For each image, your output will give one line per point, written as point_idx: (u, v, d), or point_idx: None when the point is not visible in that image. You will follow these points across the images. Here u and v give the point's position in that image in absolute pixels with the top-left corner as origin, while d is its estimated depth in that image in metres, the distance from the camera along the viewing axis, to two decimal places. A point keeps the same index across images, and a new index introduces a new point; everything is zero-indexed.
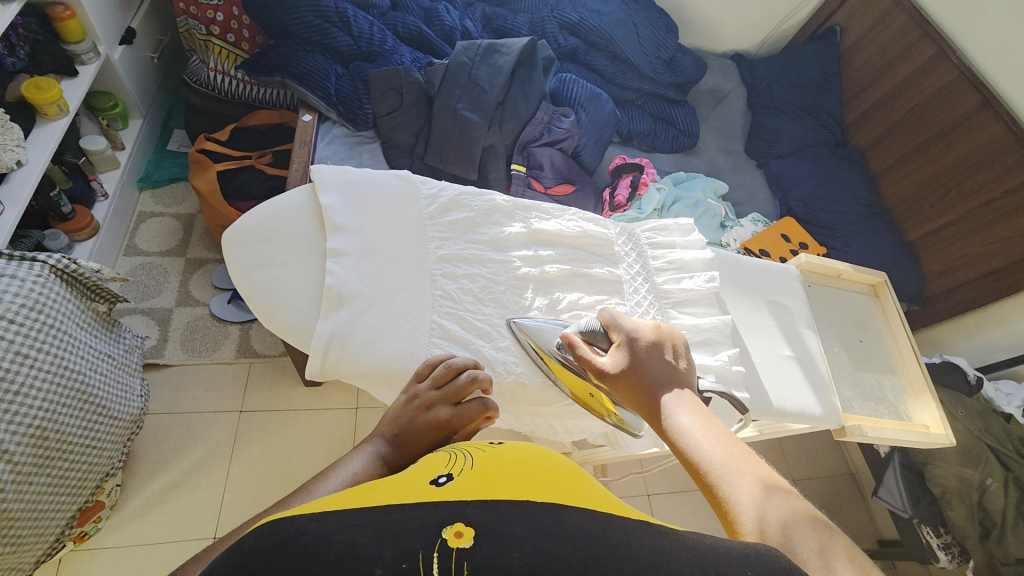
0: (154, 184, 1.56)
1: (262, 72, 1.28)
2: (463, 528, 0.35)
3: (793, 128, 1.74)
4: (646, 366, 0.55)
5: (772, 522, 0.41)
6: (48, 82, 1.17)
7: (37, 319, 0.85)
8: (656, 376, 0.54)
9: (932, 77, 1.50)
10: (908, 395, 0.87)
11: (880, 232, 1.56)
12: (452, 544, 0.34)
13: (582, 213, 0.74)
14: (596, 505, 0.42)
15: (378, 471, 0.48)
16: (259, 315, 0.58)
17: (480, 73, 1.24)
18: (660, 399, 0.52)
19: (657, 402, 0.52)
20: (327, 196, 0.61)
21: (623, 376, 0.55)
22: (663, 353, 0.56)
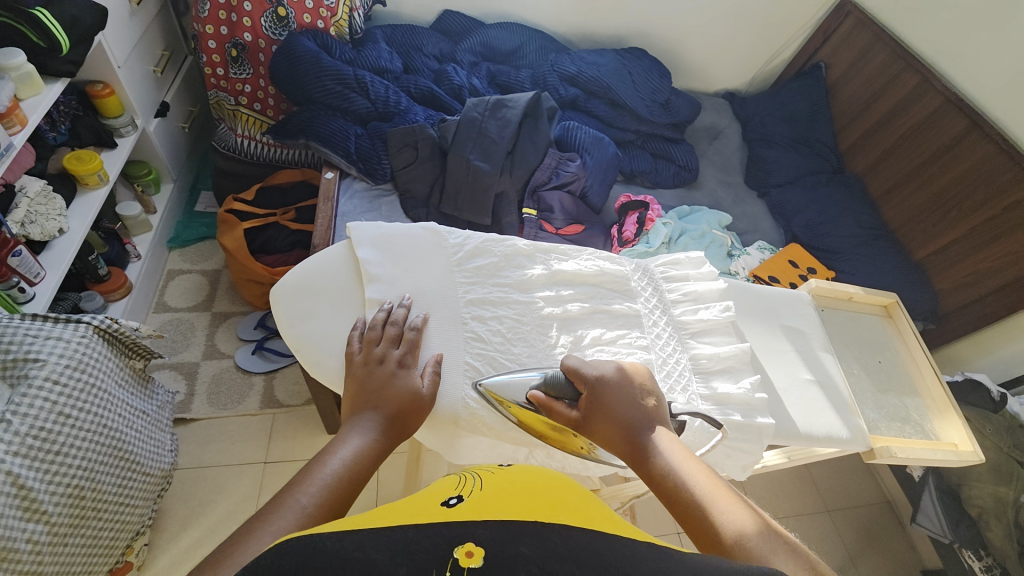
0: (183, 244, 1.65)
1: (288, 135, 1.38)
2: (472, 549, 0.37)
3: (789, 158, 1.82)
4: (617, 403, 0.57)
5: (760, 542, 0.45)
6: (88, 155, 1.25)
7: (80, 378, 0.88)
8: (633, 417, 0.57)
9: (920, 103, 1.57)
10: (933, 415, 0.86)
11: (886, 253, 1.58)
12: (462, 564, 0.37)
13: (598, 252, 0.78)
14: (603, 526, 0.45)
15: (371, 444, 0.51)
16: (305, 365, 0.61)
17: (489, 126, 1.32)
18: (641, 438, 0.55)
19: (639, 442, 0.55)
20: (363, 249, 0.65)
21: (594, 424, 0.57)
22: (633, 390, 0.59)
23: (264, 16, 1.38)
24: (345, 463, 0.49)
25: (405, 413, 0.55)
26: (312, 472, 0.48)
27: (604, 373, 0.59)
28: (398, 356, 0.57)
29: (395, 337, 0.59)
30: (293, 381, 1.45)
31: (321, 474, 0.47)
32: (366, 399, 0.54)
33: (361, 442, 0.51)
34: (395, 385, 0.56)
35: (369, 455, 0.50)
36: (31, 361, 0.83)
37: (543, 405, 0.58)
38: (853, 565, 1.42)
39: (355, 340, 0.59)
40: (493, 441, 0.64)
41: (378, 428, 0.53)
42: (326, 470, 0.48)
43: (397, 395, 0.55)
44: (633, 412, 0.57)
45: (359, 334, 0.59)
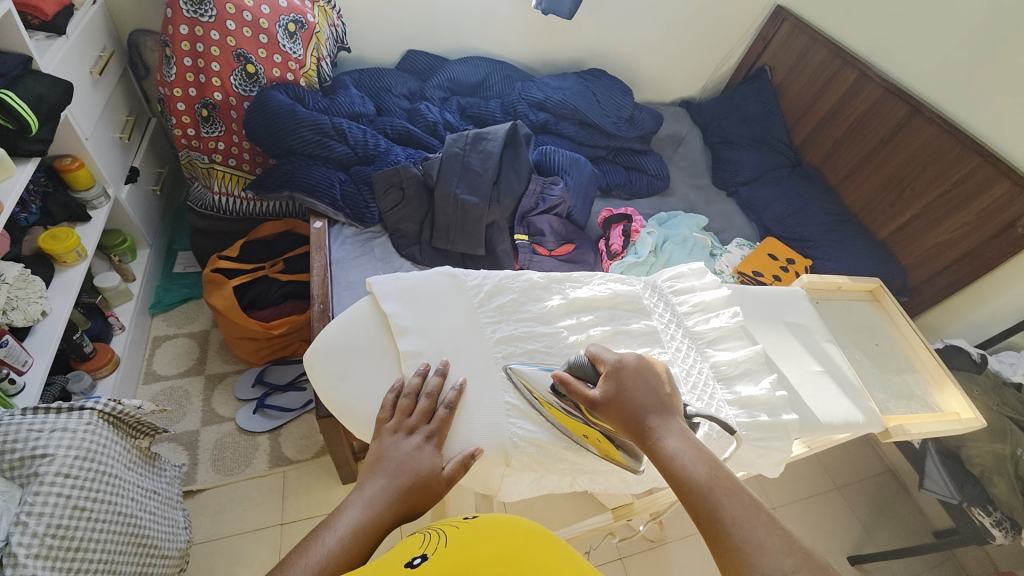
0: (166, 308, 1.60)
1: (270, 189, 1.37)
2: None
3: (751, 157, 1.93)
4: (641, 407, 0.59)
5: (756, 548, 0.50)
6: (65, 232, 1.21)
7: (90, 468, 0.84)
8: (643, 403, 0.59)
9: (861, 96, 1.71)
10: (931, 387, 0.92)
11: (853, 236, 1.68)
12: None
13: (608, 275, 0.81)
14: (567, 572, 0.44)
15: (369, 520, 0.53)
16: (350, 428, 0.61)
17: (472, 159, 1.35)
18: (648, 424, 0.58)
19: (646, 428, 0.57)
20: (389, 303, 0.66)
21: (614, 400, 0.59)
22: (649, 385, 0.61)
23: (233, 75, 1.38)
24: (341, 542, 0.51)
25: (419, 489, 0.55)
26: (307, 548, 0.50)
27: (625, 359, 0.62)
28: (426, 432, 0.58)
29: (427, 411, 0.59)
30: (300, 436, 1.41)
31: (314, 555, 0.49)
32: (387, 467, 0.55)
33: (360, 516, 0.52)
34: (416, 461, 0.56)
35: (367, 532, 0.52)
36: (39, 457, 0.79)
37: (566, 382, 0.60)
38: (870, 537, 1.47)
39: (388, 406, 0.59)
40: (539, 475, 0.64)
41: (384, 503, 0.54)
42: (317, 552, 0.49)
43: (417, 469, 0.55)
44: (653, 419, 0.58)
45: (393, 399, 0.59)
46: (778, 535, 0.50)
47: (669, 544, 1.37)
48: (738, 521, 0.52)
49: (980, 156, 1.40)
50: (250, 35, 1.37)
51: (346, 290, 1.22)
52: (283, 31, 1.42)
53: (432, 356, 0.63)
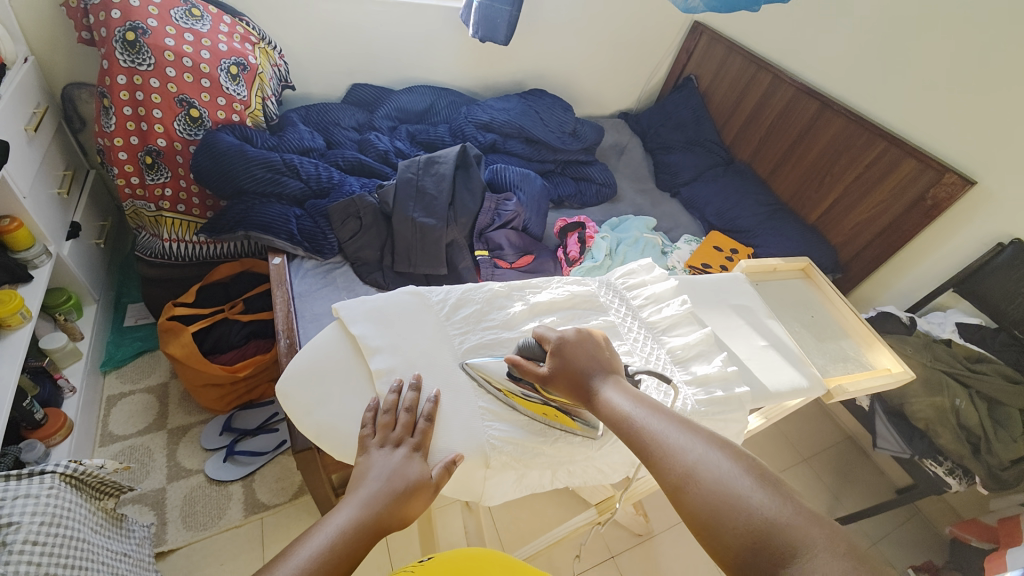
0: (119, 364, 1.53)
1: (224, 230, 1.35)
2: None
3: (689, 159, 2.07)
4: (581, 368, 0.65)
5: (678, 454, 0.54)
6: (8, 294, 1.14)
7: (57, 533, 0.79)
8: (579, 359, 0.65)
9: (777, 96, 1.88)
10: (863, 348, 1.02)
11: (786, 222, 1.83)
12: None
13: (564, 278, 0.86)
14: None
15: (364, 521, 0.54)
16: (330, 452, 0.61)
17: (426, 182, 1.39)
18: (583, 377, 0.64)
19: (579, 380, 0.64)
20: (358, 325, 0.68)
21: (558, 370, 0.64)
22: (586, 345, 0.67)
23: (177, 120, 1.37)
24: (340, 535, 0.52)
25: (413, 494, 0.56)
26: (302, 542, 0.51)
27: (566, 335, 0.67)
28: (412, 444, 0.60)
29: (408, 424, 0.61)
30: (275, 479, 1.37)
31: (310, 547, 0.50)
32: (377, 474, 0.57)
33: (359, 514, 0.54)
34: (404, 471, 0.57)
35: (363, 528, 0.54)
36: (6, 526, 0.74)
37: (518, 364, 0.65)
38: (839, 501, 1.57)
39: (367, 424, 0.61)
40: (520, 474, 0.66)
41: (377, 501, 0.55)
42: (312, 545, 0.51)
43: (406, 477, 0.57)
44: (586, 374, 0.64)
45: (372, 417, 0.61)
46: (693, 432, 0.56)
47: (656, 537, 1.41)
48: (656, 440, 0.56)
49: (884, 140, 1.57)
50: (192, 80, 1.37)
51: (311, 322, 1.23)
52: (225, 74, 1.43)
53: (405, 371, 0.65)
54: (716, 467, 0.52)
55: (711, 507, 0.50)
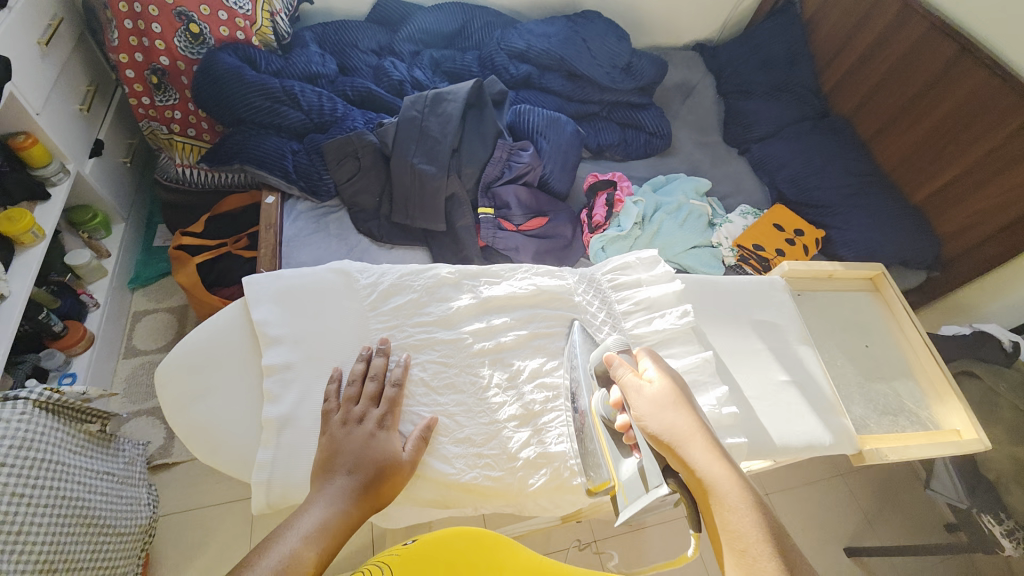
0: (145, 283, 1.57)
1: (222, 161, 1.29)
2: None
3: (769, 108, 1.67)
4: (673, 421, 0.52)
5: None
6: (20, 212, 1.16)
7: (27, 456, 0.81)
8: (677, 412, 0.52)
9: (905, 31, 1.43)
10: (930, 399, 0.88)
11: (879, 200, 1.46)
12: None
13: (535, 267, 0.74)
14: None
15: (341, 512, 0.51)
16: (197, 450, 0.59)
17: (431, 123, 1.23)
18: (678, 436, 0.51)
19: (674, 438, 0.51)
20: (262, 308, 0.62)
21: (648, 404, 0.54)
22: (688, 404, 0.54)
23: (177, 36, 1.28)
24: (305, 540, 0.48)
25: (384, 477, 0.54)
26: (268, 548, 0.46)
27: (667, 371, 0.57)
28: (378, 416, 0.57)
29: (374, 394, 0.59)
30: None
31: (275, 554, 0.46)
32: (345, 462, 0.54)
33: (325, 513, 0.50)
34: (372, 448, 0.55)
35: (333, 529, 0.50)
36: None
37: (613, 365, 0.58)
38: (872, 529, 1.36)
39: (332, 398, 0.59)
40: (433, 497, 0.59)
41: (351, 498, 0.52)
42: (280, 551, 0.46)
43: (375, 457, 0.55)
44: (696, 431, 0.51)
45: (336, 389, 0.59)
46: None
47: (646, 529, 1.31)
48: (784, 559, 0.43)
49: None
50: None
51: None
52: None
53: (303, 369, 0.60)
54: None
55: None
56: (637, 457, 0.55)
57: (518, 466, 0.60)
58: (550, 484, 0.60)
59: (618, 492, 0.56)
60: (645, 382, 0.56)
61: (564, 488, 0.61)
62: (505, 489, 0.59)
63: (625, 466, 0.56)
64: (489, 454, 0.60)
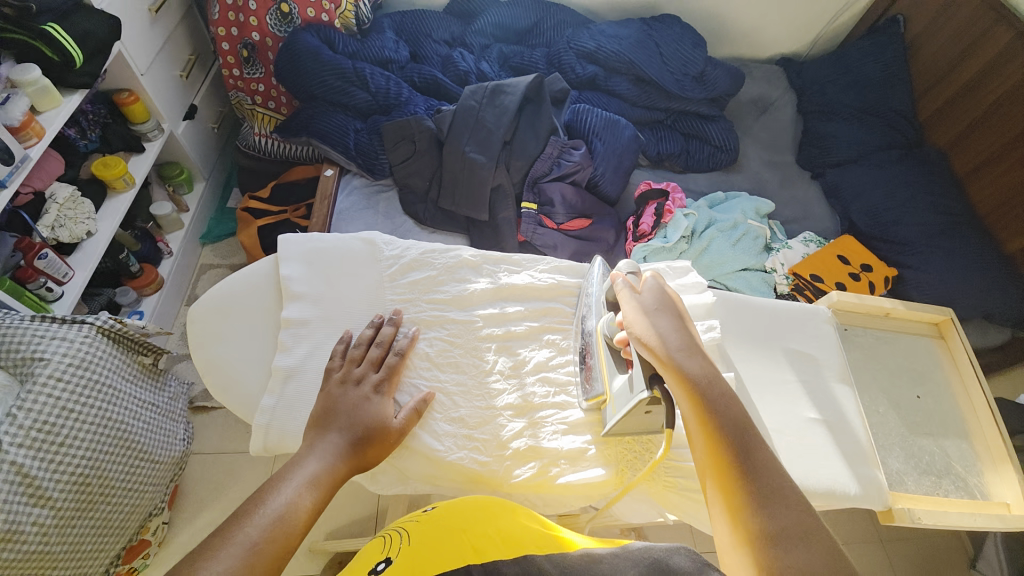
0: (215, 240, 1.71)
1: (292, 133, 1.38)
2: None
3: (853, 131, 1.53)
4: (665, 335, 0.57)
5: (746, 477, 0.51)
6: (114, 160, 1.32)
7: (83, 375, 0.92)
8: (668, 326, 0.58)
9: (1018, 62, 1.29)
10: (984, 466, 0.84)
11: (968, 244, 1.31)
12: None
13: (558, 262, 0.78)
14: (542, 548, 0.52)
15: (332, 464, 0.54)
16: (212, 386, 0.65)
17: (487, 114, 1.25)
18: (667, 346, 0.57)
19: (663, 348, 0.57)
20: (290, 265, 0.68)
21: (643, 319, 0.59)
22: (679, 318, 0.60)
23: (269, 15, 1.39)
24: (298, 491, 0.50)
25: (371, 439, 0.57)
26: (263, 500, 0.49)
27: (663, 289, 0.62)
28: (375, 382, 0.61)
29: (377, 359, 0.63)
30: None
31: (270, 507, 0.48)
32: (340, 423, 0.56)
33: (318, 467, 0.53)
34: (364, 411, 0.58)
35: (324, 481, 0.52)
36: (39, 359, 0.88)
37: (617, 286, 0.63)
38: None
39: (337, 357, 0.63)
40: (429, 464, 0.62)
41: (340, 454, 0.54)
42: (275, 503, 0.49)
43: (367, 420, 0.58)
44: (683, 340, 0.57)
45: (343, 350, 0.63)
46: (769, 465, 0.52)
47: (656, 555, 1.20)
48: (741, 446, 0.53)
49: None
50: None
51: None
52: None
53: (316, 327, 0.66)
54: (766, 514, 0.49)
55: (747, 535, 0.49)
56: (629, 371, 0.61)
57: (505, 456, 0.63)
58: (535, 478, 0.63)
59: (609, 401, 0.63)
60: (644, 300, 0.61)
61: (549, 486, 0.63)
62: (489, 474, 0.62)
63: (617, 379, 0.62)
64: (479, 439, 0.63)
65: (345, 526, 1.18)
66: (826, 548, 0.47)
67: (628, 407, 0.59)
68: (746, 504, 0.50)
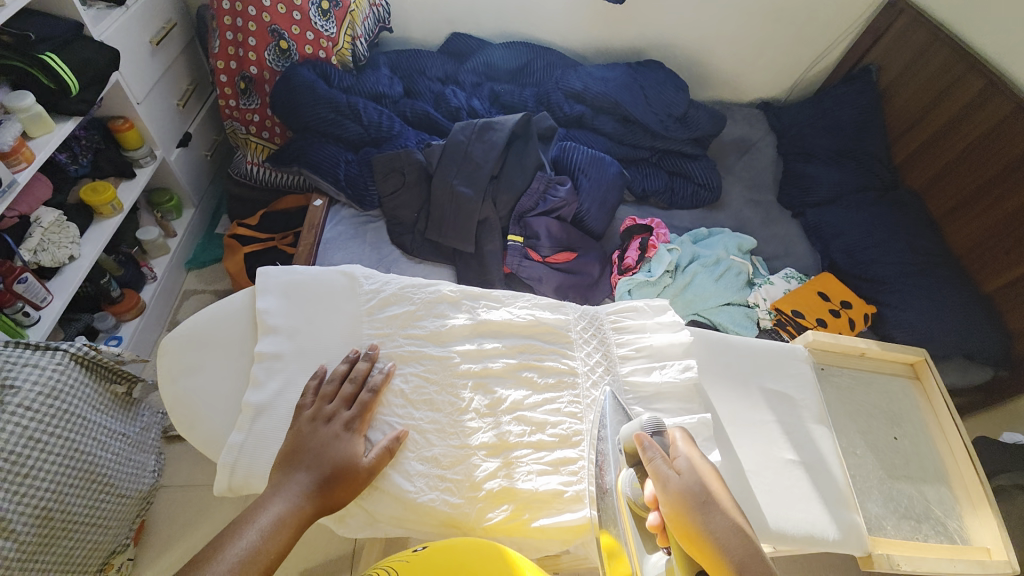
0: (201, 266, 1.69)
1: (285, 163, 1.41)
2: None
3: (831, 173, 1.59)
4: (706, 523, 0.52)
5: None
6: (103, 185, 1.32)
7: (53, 405, 0.88)
8: (709, 510, 0.53)
9: (984, 112, 1.36)
10: (962, 509, 0.84)
11: (944, 284, 1.34)
12: None
13: (536, 299, 0.79)
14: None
15: (297, 507, 0.54)
16: (176, 422, 0.64)
17: (474, 149, 1.28)
18: (711, 535, 0.51)
19: (706, 538, 0.51)
20: (267, 298, 0.68)
21: (681, 496, 0.54)
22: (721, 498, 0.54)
23: (268, 50, 1.43)
24: (261, 536, 0.51)
25: (340, 478, 0.56)
26: (225, 545, 0.49)
27: (697, 461, 0.58)
28: (347, 419, 0.60)
29: (349, 396, 0.62)
30: None
31: (230, 553, 0.49)
32: (308, 463, 0.56)
33: (284, 510, 0.53)
34: (334, 449, 0.57)
35: (290, 523, 0.53)
36: (7, 388, 0.84)
37: (644, 450, 0.58)
38: None
39: (308, 393, 0.62)
40: (400, 503, 0.60)
41: (305, 495, 0.54)
42: (236, 547, 0.49)
43: (335, 458, 0.57)
44: (733, 537, 0.51)
45: (316, 386, 0.63)
46: None
47: None
48: None
49: None
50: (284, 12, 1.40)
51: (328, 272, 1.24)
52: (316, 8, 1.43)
53: (290, 362, 0.65)
54: None
55: None
56: (665, 553, 0.57)
57: (478, 498, 0.62)
58: (507, 521, 0.62)
59: None
60: (676, 475, 0.56)
61: (522, 528, 0.62)
62: (461, 517, 0.60)
63: (651, 559, 0.57)
64: (451, 479, 0.62)
65: (320, 565, 1.13)
66: None
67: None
68: None
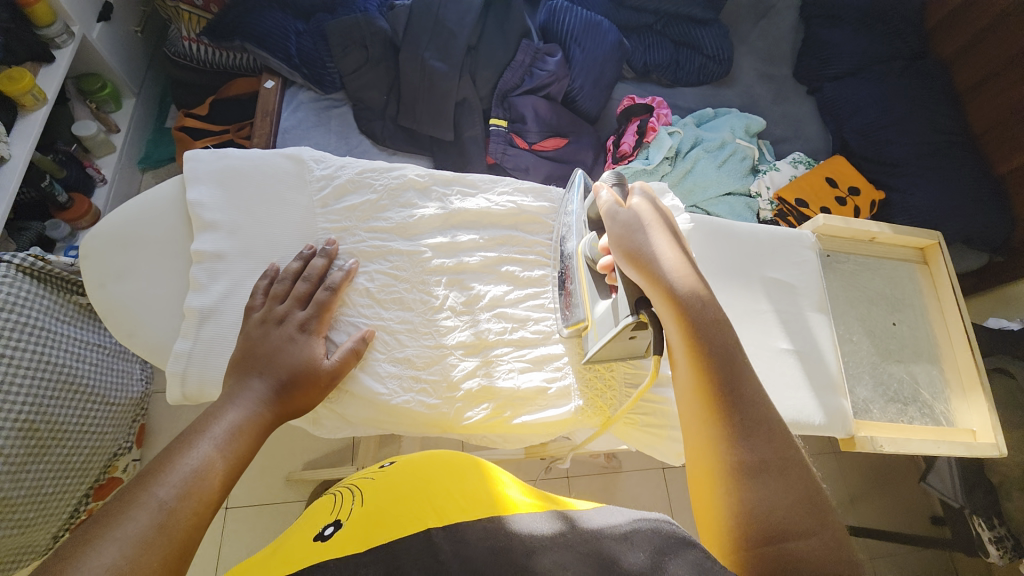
0: (155, 164, 1.54)
1: (223, 37, 1.19)
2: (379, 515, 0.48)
3: (857, 39, 1.39)
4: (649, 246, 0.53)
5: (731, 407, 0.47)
6: (18, 71, 1.11)
7: (10, 319, 0.83)
8: (653, 238, 0.53)
9: None
10: (951, 393, 0.85)
11: (958, 165, 1.25)
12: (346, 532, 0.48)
13: (517, 184, 0.72)
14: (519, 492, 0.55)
15: (255, 414, 0.51)
16: (114, 328, 0.60)
17: (447, 13, 1.09)
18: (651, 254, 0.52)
19: (645, 257, 0.52)
20: (199, 188, 0.62)
21: (627, 228, 0.54)
22: (668, 230, 0.55)
23: None
24: (215, 446, 0.47)
25: (299, 382, 0.54)
26: (174, 457, 0.45)
27: (650, 201, 0.57)
28: (303, 318, 0.57)
29: (304, 295, 0.58)
30: None
31: (183, 462, 0.45)
32: (262, 368, 0.53)
33: (241, 416, 0.50)
34: (291, 352, 0.54)
35: (247, 430, 0.50)
36: None
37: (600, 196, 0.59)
38: (853, 506, 1.31)
39: (258, 294, 0.58)
40: (372, 404, 0.59)
41: (264, 402, 0.52)
42: (189, 458, 0.45)
43: (293, 361, 0.54)
44: (674, 259, 0.52)
45: (266, 286, 0.58)
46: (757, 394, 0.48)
47: (622, 471, 1.22)
48: (729, 377, 0.48)
49: None
50: None
51: None
52: None
53: (235, 262, 0.60)
54: (749, 450, 0.46)
55: (720, 481, 0.46)
56: (613, 298, 0.58)
57: (456, 397, 0.60)
58: (488, 418, 0.60)
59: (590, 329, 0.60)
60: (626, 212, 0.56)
61: (503, 426, 0.61)
62: (438, 416, 0.59)
63: (600, 306, 0.59)
64: (427, 379, 0.60)
65: (321, 457, 1.18)
66: (798, 482, 0.45)
67: (611, 332, 0.56)
68: (723, 440, 0.47)
